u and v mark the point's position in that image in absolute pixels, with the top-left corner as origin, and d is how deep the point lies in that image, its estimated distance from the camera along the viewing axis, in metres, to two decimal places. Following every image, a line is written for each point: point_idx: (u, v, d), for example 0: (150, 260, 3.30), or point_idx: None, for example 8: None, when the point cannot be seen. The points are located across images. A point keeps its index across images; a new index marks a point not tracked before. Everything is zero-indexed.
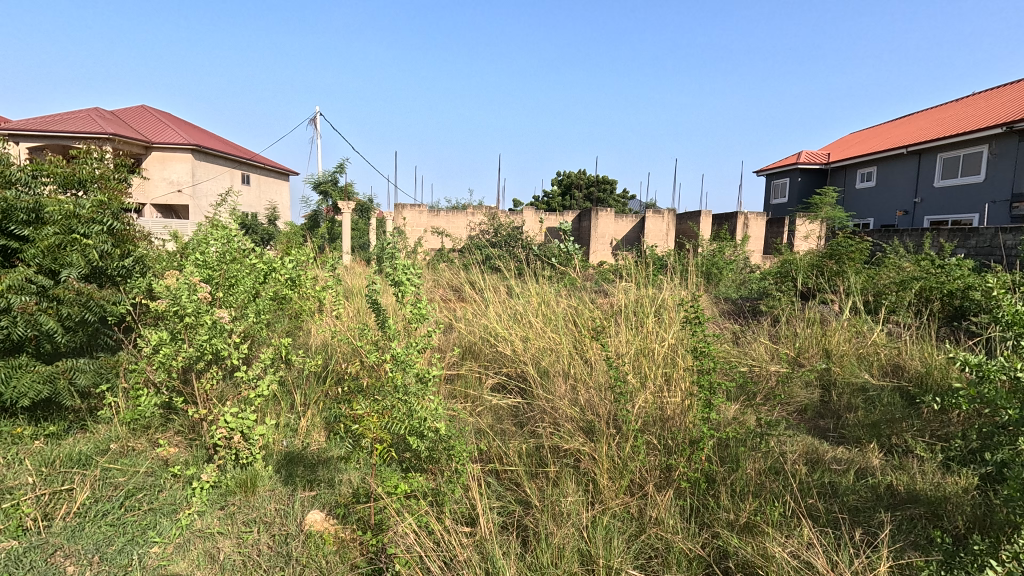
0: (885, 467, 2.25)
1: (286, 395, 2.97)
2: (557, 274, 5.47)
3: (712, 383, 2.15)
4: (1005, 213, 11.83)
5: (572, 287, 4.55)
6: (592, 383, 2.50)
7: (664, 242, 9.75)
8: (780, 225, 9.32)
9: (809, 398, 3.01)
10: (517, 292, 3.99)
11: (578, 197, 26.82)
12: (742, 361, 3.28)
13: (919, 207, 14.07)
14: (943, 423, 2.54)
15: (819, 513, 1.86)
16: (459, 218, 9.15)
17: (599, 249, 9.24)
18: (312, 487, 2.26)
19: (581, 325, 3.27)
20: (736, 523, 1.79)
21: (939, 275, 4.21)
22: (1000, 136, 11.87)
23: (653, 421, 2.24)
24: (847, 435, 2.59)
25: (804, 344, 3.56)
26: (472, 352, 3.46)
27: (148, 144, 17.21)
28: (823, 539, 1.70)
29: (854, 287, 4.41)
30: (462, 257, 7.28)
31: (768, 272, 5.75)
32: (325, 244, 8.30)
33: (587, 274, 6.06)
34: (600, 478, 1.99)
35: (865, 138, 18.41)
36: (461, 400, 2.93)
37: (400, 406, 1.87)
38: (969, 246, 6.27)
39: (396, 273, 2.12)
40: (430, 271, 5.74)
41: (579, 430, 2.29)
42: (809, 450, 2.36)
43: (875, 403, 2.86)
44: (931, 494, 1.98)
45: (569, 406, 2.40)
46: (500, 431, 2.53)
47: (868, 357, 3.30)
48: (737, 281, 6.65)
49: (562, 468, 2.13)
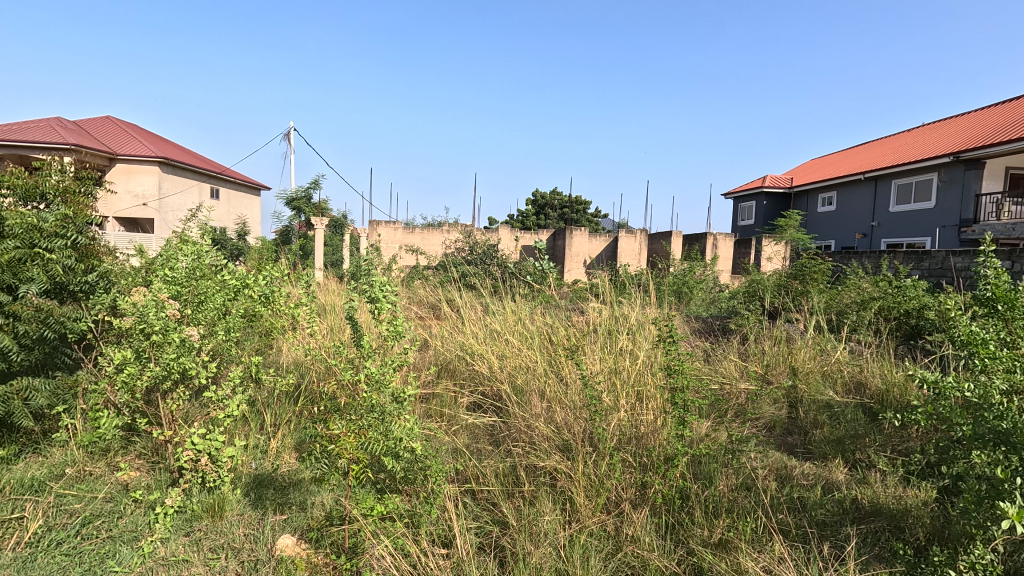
0: (850, 481, 2.32)
1: (255, 415, 2.88)
2: (533, 292, 5.56)
3: (686, 401, 2.21)
4: (955, 237, 12.55)
5: (548, 305, 4.64)
6: (567, 402, 2.52)
7: (639, 261, 10.00)
8: (747, 245, 9.71)
9: (777, 414, 3.10)
10: (494, 310, 4.03)
11: (552, 216, 27.25)
12: (714, 379, 3.38)
13: (877, 231, 14.76)
14: (904, 438, 2.63)
15: (790, 527, 1.91)
16: (435, 235, 9.21)
17: (574, 268, 9.53)
18: (283, 510, 2.20)
19: (556, 342, 3.31)
20: (709, 540, 1.81)
21: (896, 295, 4.45)
22: (948, 165, 12.69)
23: (629, 439, 2.26)
24: (814, 451, 2.69)
25: (773, 361, 3.67)
26: (450, 370, 3.43)
27: (113, 155, 16.72)
28: (793, 554, 1.72)
29: (818, 306, 4.60)
30: (436, 274, 7.28)
31: (736, 292, 5.96)
32: (298, 261, 8.19)
33: (562, 291, 6.12)
34: (577, 497, 1.99)
35: (825, 162, 19.37)
36: (437, 419, 2.90)
37: (376, 425, 1.84)
38: (923, 267, 6.62)
39: (372, 289, 2.08)
40: (405, 288, 5.77)
41: (556, 448, 2.30)
42: (779, 466, 2.42)
43: (840, 419, 2.95)
44: (894, 507, 2.05)
45: (545, 426, 2.41)
46: (476, 451, 2.52)
47: (832, 374, 3.42)
48: (707, 299, 6.84)
49: (538, 487, 2.13)
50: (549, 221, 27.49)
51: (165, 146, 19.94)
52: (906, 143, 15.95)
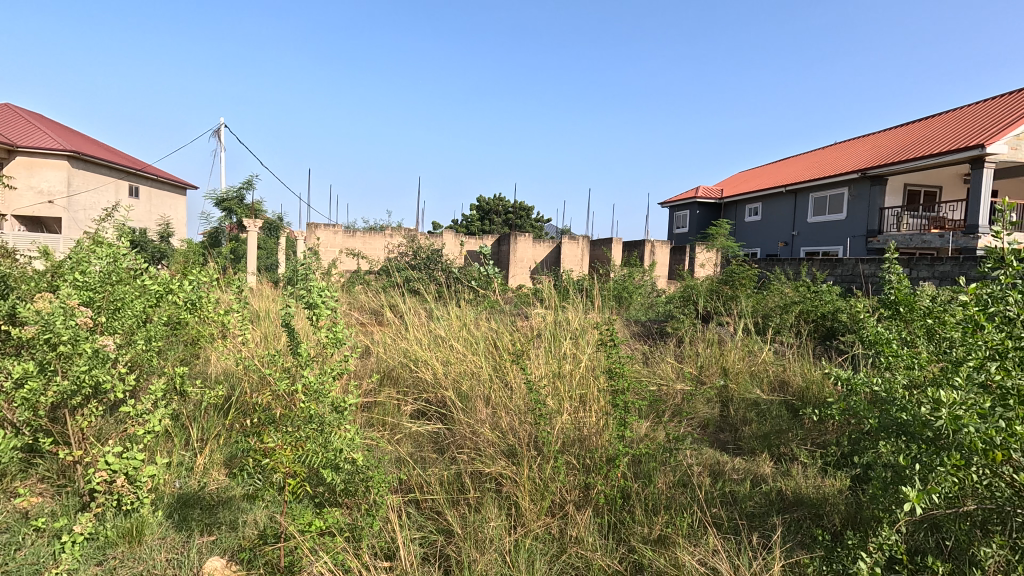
0: (776, 474, 2.48)
1: (180, 430, 2.68)
2: (477, 297, 5.55)
3: (626, 402, 2.29)
4: (863, 247, 13.76)
5: (493, 311, 4.65)
6: (513, 407, 2.53)
7: (581, 267, 10.23)
8: (682, 252, 10.19)
9: (710, 413, 3.26)
10: (438, 315, 3.99)
11: (497, 221, 27.37)
12: (652, 380, 3.52)
13: (797, 240, 15.92)
14: (821, 432, 2.85)
15: (722, 520, 2.01)
16: (377, 239, 9.00)
17: (518, 273, 9.61)
18: (211, 531, 2.06)
19: (501, 347, 3.32)
20: (649, 537, 1.87)
21: (814, 300, 4.81)
22: (856, 181, 13.92)
23: (572, 442, 2.30)
24: (743, 446, 2.85)
25: (706, 363, 3.87)
26: (392, 377, 3.36)
27: (12, 147, 15.12)
28: (726, 546, 1.81)
29: (746, 310, 4.89)
30: (378, 279, 7.11)
31: (672, 296, 6.23)
32: (229, 265, 7.73)
33: (507, 296, 6.15)
34: (522, 501, 2.00)
35: (752, 175, 20.71)
36: (379, 428, 2.82)
37: (315, 437, 1.77)
38: (837, 274, 7.21)
39: (310, 295, 2.00)
40: (345, 294, 5.60)
41: (501, 453, 2.30)
42: (712, 462, 2.55)
43: (766, 415, 3.15)
44: (814, 496, 2.21)
45: (490, 431, 2.41)
46: (420, 459, 2.47)
47: (758, 373, 3.65)
48: (645, 304, 7.10)
49: (484, 493, 2.12)
50: (494, 226, 27.58)
51: (75, 139, 18.28)
52: (822, 159, 17.35)
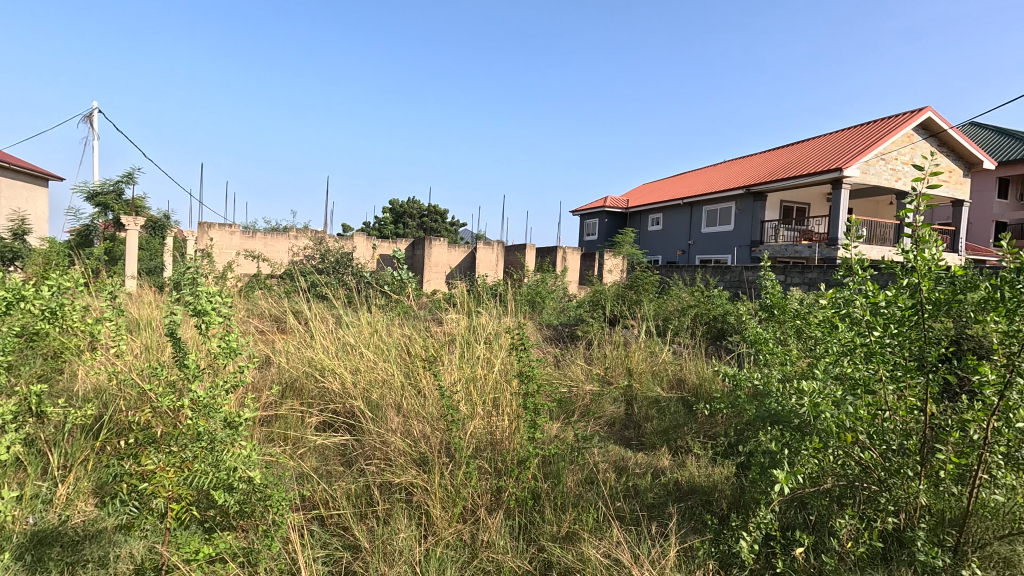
0: (673, 466, 2.66)
1: (35, 457, 2.33)
2: (390, 302, 5.41)
3: (537, 405, 2.35)
4: (748, 256, 15.25)
5: (406, 316, 4.56)
6: (424, 414, 2.50)
7: (496, 272, 10.34)
8: (592, 258, 10.66)
9: (616, 412, 3.44)
10: (347, 321, 3.83)
11: (411, 225, 26.86)
12: (563, 382, 3.64)
13: (693, 248, 17.28)
14: (713, 425, 3.11)
15: (625, 513, 2.13)
16: (281, 241, 8.47)
17: (433, 278, 9.50)
18: (75, 570, 1.81)
19: (414, 353, 3.26)
20: (558, 535, 1.93)
21: (707, 303, 5.26)
22: (743, 196, 15.42)
23: (484, 446, 2.32)
24: (645, 442, 3.04)
25: (612, 364, 4.07)
26: (296, 388, 3.17)
27: None
28: (628, 536, 1.92)
29: (648, 313, 5.23)
30: (282, 284, 6.68)
31: (582, 301, 6.50)
32: (103, 268, 6.87)
33: (421, 302, 6.06)
34: (433, 509, 1.98)
35: (654, 188, 22.19)
36: (281, 443, 2.65)
37: (203, 456, 1.62)
38: (726, 280, 7.93)
39: (198, 301, 1.82)
40: (243, 299, 5.20)
41: (412, 462, 2.26)
42: (617, 458, 2.68)
43: (665, 411, 3.39)
44: (705, 484, 2.41)
45: (400, 440, 2.35)
46: (326, 473, 2.35)
47: (659, 372, 3.91)
48: (558, 308, 7.32)
49: (393, 505, 2.07)
50: (408, 230, 27.04)
51: None
52: (714, 176, 19.02)
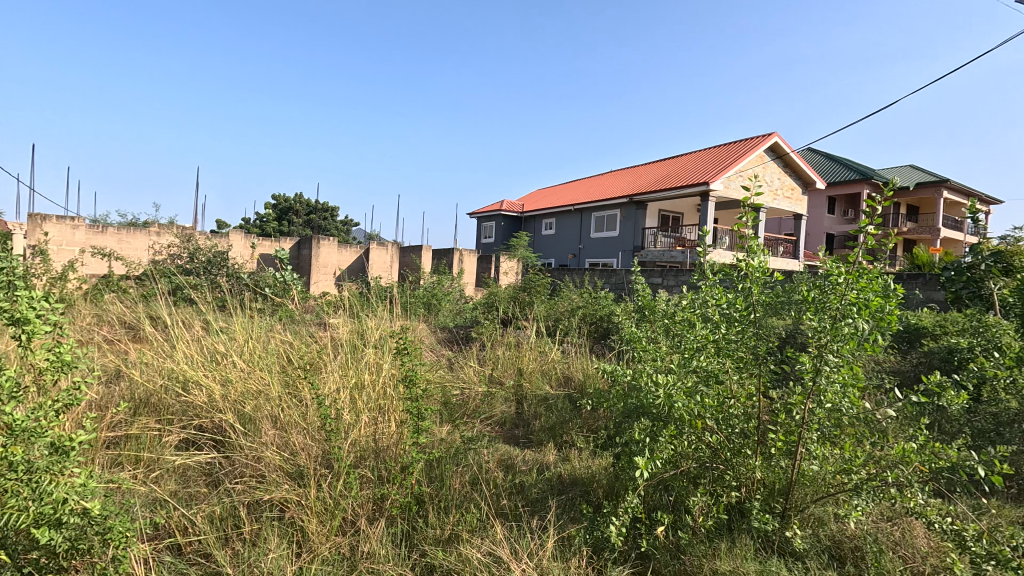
0: (557, 461, 2.79)
1: None
2: (271, 306, 5.03)
3: (421, 410, 2.35)
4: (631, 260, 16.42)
5: (288, 321, 4.26)
6: (303, 424, 2.35)
7: (390, 274, 10.05)
8: (488, 260, 10.80)
9: (507, 411, 3.53)
10: (218, 328, 3.49)
11: (298, 223, 25.16)
12: (455, 385, 3.64)
13: (583, 252, 18.22)
14: (595, 419, 3.31)
15: (509, 510, 2.18)
16: (140, 238, 7.48)
17: (321, 280, 8.99)
18: None
19: (294, 360, 3.06)
20: (441, 538, 1.94)
21: (593, 305, 5.58)
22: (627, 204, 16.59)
23: (367, 455, 2.24)
24: (533, 439, 3.15)
25: (504, 365, 4.16)
26: (153, 404, 2.82)
27: None
28: (509, 532, 1.98)
29: (540, 314, 5.42)
30: (140, 286, 5.91)
31: (477, 303, 6.56)
32: None
33: (307, 305, 5.70)
34: (309, 525, 1.88)
35: (548, 193, 23.06)
36: (131, 467, 2.34)
37: (18, 491, 1.38)
38: (612, 282, 8.48)
39: (15, 306, 1.52)
40: (89, 304, 4.51)
41: (287, 477, 2.12)
42: (505, 457, 2.75)
43: (552, 408, 3.54)
44: (584, 476, 2.55)
45: (275, 454, 2.20)
46: (186, 497, 2.13)
47: (548, 371, 4.08)
48: (453, 310, 7.30)
49: (263, 524, 1.93)
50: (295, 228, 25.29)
51: None
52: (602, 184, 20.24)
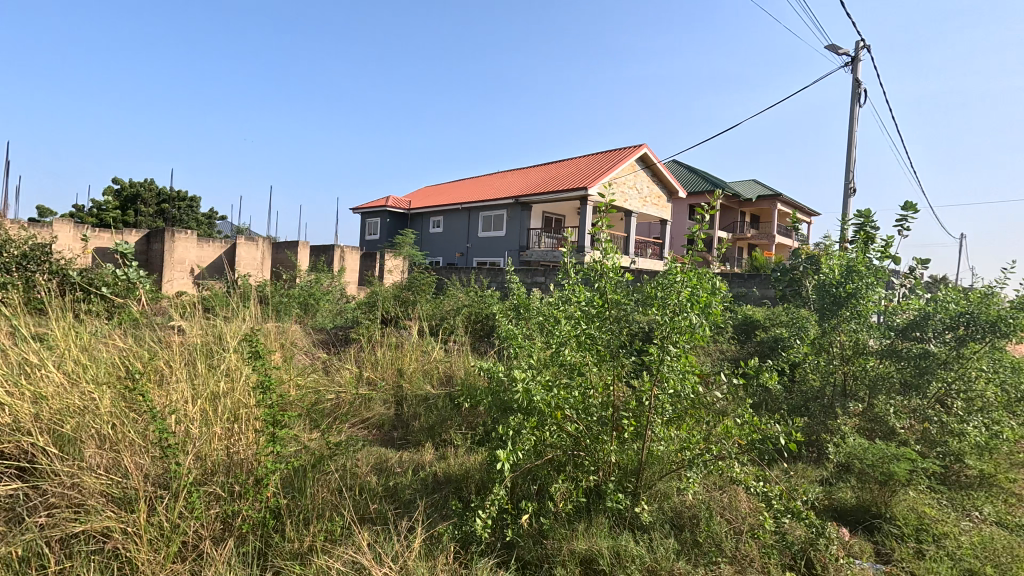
0: (434, 459, 2.78)
1: None
2: (108, 308, 4.35)
3: (278, 415, 2.16)
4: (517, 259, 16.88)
5: (128, 325, 3.72)
6: (134, 441, 2.06)
7: (261, 272, 9.24)
8: (372, 258, 10.41)
9: (385, 413, 3.43)
10: (29, 334, 2.94)
11: (149, 212, 22.07)
12: (330, 388, 3.46)
13: (471, 251, 18.33)
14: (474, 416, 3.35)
15: (377, 514, 2.13)
16: None
17: (175, 278, 7.97)
18: None
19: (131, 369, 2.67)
20: (298, 551, 1.84)
21: (477, 303, 5.64)
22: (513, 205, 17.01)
23: (215, 470, 2.04)
24: (410, 440, 3.10)
25: (384, 366, 4.04)
26: None
27: None
28: (374, 537, 1.93)
29: (423, 314, 5.35)
30: None
31: (359, 303, 6.29)
32: None
33: (156, 307, 5.03)
34: (137, 555, 1.67)
35: (436, 191, 22.83)
36: None
37: None
38: (497, 281, 8.65)
39: None
40: None
41: (111, 503, 1.88)
42: (379, 460, 2.67)
43: (432, 408, 3.48)
44: (459, 473, 2.58)
45: (96, 478, 1.90)
46: None
47: (430, 371, 4.04)
48: (333, 310, 6.92)
49: (78, 559, 1.69)
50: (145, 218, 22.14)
51: None
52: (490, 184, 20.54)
